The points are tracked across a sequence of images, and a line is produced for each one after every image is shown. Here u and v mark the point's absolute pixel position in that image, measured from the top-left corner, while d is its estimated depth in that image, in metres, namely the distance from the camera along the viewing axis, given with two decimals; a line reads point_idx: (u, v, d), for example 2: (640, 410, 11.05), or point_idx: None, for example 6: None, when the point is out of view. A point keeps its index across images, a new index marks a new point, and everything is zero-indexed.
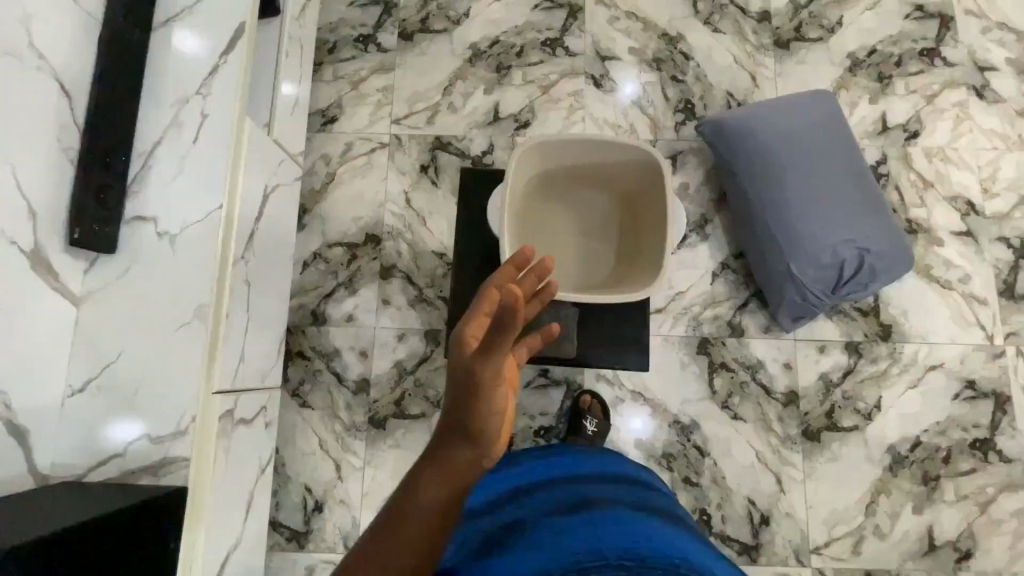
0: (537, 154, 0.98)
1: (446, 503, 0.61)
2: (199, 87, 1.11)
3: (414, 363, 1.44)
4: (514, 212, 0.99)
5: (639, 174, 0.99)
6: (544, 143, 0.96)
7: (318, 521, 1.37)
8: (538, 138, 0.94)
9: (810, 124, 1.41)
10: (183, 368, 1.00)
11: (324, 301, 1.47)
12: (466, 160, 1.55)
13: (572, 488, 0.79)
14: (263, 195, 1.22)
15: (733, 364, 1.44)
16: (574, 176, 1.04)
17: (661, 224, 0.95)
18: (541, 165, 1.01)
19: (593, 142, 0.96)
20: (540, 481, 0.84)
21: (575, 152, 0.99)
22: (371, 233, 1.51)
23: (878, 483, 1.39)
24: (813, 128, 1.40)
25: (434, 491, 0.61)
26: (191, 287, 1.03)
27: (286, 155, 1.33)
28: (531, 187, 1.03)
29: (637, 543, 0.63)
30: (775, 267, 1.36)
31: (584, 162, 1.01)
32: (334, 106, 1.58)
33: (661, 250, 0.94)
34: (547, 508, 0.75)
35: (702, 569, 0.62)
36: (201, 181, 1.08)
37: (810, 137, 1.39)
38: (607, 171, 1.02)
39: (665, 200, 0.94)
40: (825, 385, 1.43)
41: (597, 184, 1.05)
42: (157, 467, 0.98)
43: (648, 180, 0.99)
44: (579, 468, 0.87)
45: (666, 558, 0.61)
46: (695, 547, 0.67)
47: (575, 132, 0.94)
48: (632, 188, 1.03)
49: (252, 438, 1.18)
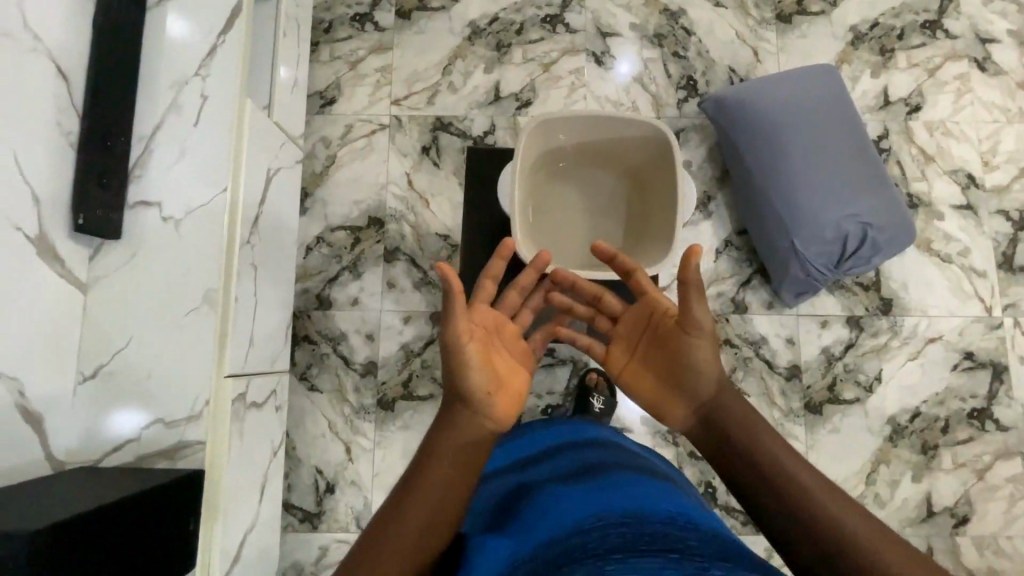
0: (545, 133, 0.97)
1: (460, 461, 0.64)
2: (198, 67, 1.09)
3: (420, 345, 1.45)
4: (523, 191, 0.99)
5: (647, 151, 0.99)
6: (553, 121, 0.95)
7: (330, 502, 1.39)
8: (546, 117, 0.93)
9: (814, 100, 1.40)
10: (196, 352, 1.01)
11: (329, 285, 1.47)
12: (468, 140, 1.53)
13: (574, 457, 0.81)
14: (267, 179, 1.21)
15: (737, 340, 1.46)
16: (582, 155, 1.03)
17: (670, 203, 0.95)
18: (550, 144, 1.00)
19: (603, 120, 0.95)
20: (544, 451, 0.86)
21: (580, 130, 0.98)
22: (373, 216, 1.50)
23: (879, 453, 1.42)
24: (817, 103, 1.40)
25: (448, 451, 0.64)
26: (200, 271, 1.03)
27: (287, 138, 1.31)
28: (539, 165, 1.03)
29: (637, 503, 0.64)
30: (779, 244, 1.36)
31: (592, 140, 1.00)
32: (332, 87, 1.55)
33: (669, 230, 0.95)
34: (549, 475, 0.76)
35: (702, 525, 0.63)
36: (205, 165, 1.07)
37: (813, 112, 1.39)
38: (615, 149, 1.01)
39: (674, 180, 0.94)
40: (827, 358, 1.45)
41: (606, 163, 1.04)
42: (173, 451, 0.98)
43: (656, 157, 0.98)
44: (580, 436, 0.89)
45: (665, 513, 0.63)
46: (695, 509, 0.68)
47: (584, 110, 0.93)
48: (641, 165, 1.02)
49: (264, 422, 1.19)
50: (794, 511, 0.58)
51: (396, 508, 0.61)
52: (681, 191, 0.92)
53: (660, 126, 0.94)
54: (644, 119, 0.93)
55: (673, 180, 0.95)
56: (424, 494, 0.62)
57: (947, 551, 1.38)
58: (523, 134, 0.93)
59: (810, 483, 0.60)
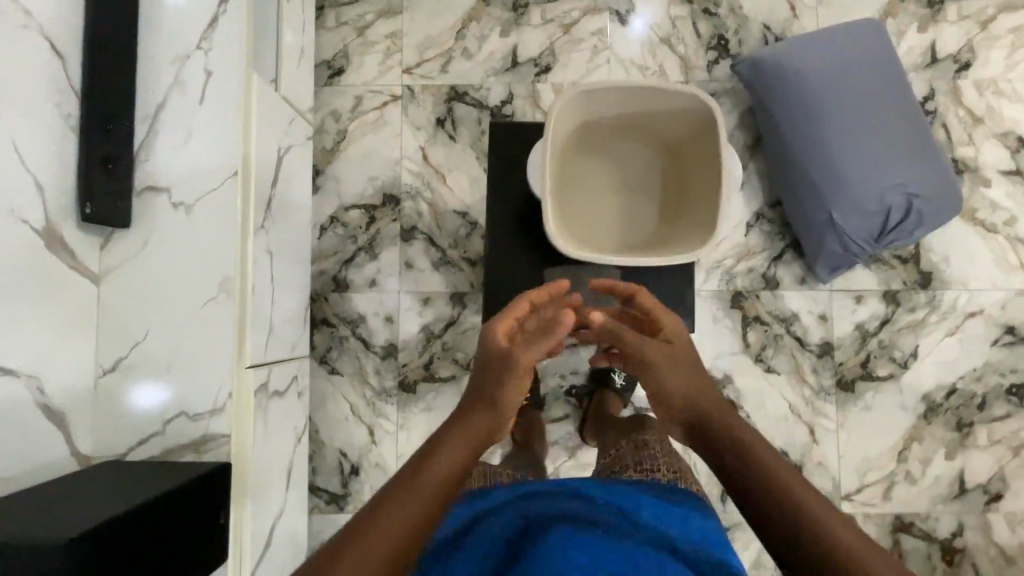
0: (577, 105, 0.90)
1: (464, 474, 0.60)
2: (200, 40, 1.02)
3: (441, 327, 1.41)
4: (553, 168, 0.91)
5: (687, 125, 0.92)
6: (588, 90, 0.88)
7: (355, 483, 1.39)
8: (581, 87, 0.86)
9: (859, 60, 1.30)
10: (216, 343, 0.98)
11: (345, 266, 1.43)
12: (484, 111, 1.45)
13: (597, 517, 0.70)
14: (279, 158, 1.15)
15: (767, 317, 1.41)
16: (614, 129, 0.96)
17: (713, 176, 0.89)
18: (581, 118, 0.93)
19: (641, 89, 0.88)
20: (566, 496, 0.76)
21: (615, 100, 0.91)
22: (388, 193, 1.44)
23: (912, 430, 1.39)
24: (862, 64, 1.30)
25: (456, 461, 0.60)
26: (215, 260, 0.99)
27: (297, 113, 1.24)
28: (569, 141, 0.96)
29: None
30: (816, 217, 1.29)
31: (627, 112, 0.93)
32: (340, 56, 1.47)
33: (712, 210, 0.88)
34: (566, 529, 0.67)
35: None
36: (212, 147, 1.01)
37: (857, 73, 1.29)
38: (651, 122, 0.95)
39: (717, 155, 0.88)
40: (861, 335, 1.40)
41: (639, 139, 0.98)
42: (198, 444, 0.97)
43: (696, 131, 0.92)
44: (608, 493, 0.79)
45: None
46: None
47: (623, 79, 0.87)
48: (679, 140, 0.95)
49: (287, 409, 1.17)
50: (760, 509, 0.55)
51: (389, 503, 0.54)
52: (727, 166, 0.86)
53: (702, 96, 0.88)
54: (686, 89, 0.87)
55: (715, 156, 0.88)
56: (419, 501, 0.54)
57: (978, 527, 1.37)
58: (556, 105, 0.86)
59: (806, 498, 0.54)
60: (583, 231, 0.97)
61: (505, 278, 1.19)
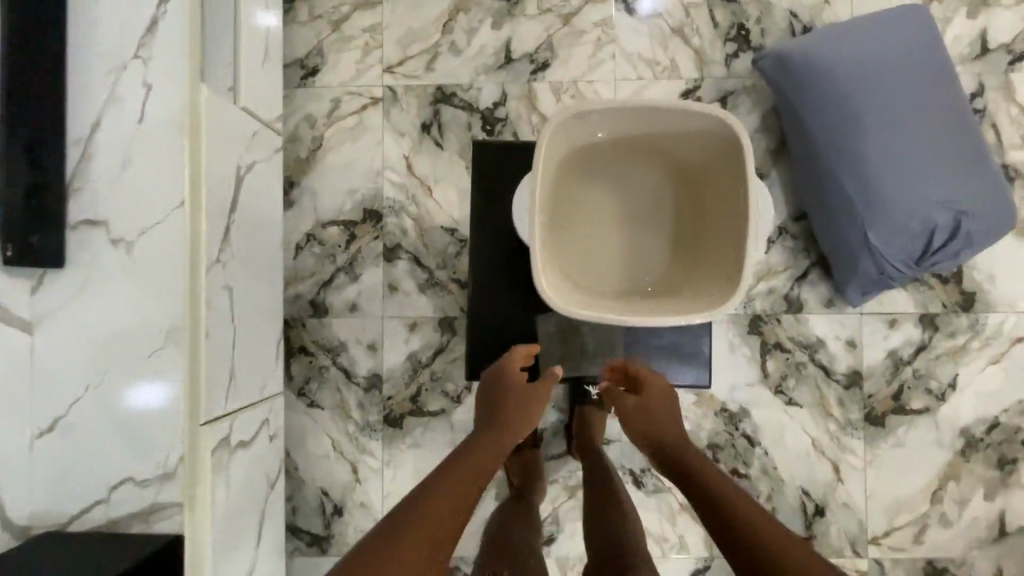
0: (574, 127, 0.79)
1: None
2: (138, 47, 0.88)
3: (429, 355, 1.29)
4: (545, 201, 0.79)
5: (704, 149, 0.80)
6: (587, 109, 0.76)
7: (339, 524, 1.29)
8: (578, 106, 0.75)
9: (902, 55, 1.13)
10: (168, 399, 0.87)
11: (323, 289, 1.30)
12: (474, 114, 1.30)
13: None
14: (238, 178, 1.02)
15: (790, 344, 1.27)
16: (618, 153, 0.84)
17: (738, 207, 0.77)
18: (579, 140, 0.82)
19: (650, 107, 0.77)
20: None
21: (617, 118, 0.79)
22: (369, 208, 1.31)
23: (947, 468, 1.26)
24: (905, 60, 1.13)
25: None
26: (163, 304, 0.87)
27: (261, 124, 1.10)
28: (565, 167, 0.84)
29: None
30: (848, 237, 1.14)
31: (633, 134, 0.82)
32: (313, 54, 1.31)
33: (738, 253, 0.77)
34: None
35: None
36: (156, 173, 0.88)
37: (902, 69, 1.12)
38: (661, 146, 0.83)
39: (742, 187, 0.76)
40: (894, 363, 1.26)
41: (648, 164, 0.85)
42: (148, 514, 0.87)
43: (716, 157, 0.80)
44: None
45: None
46: None
47: (628, 97, 0.75)
48: (694, 165, 0.83)
49: (256, 458, 1.06)
50: None
51: None
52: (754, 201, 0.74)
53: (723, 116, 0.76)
54: (703, 107, 0.75)
55: (740, 188, 0.77)
56: None
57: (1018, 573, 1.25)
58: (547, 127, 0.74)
59: None
60: (581, 272, 0.84)
61: (496, 311, 1.06)
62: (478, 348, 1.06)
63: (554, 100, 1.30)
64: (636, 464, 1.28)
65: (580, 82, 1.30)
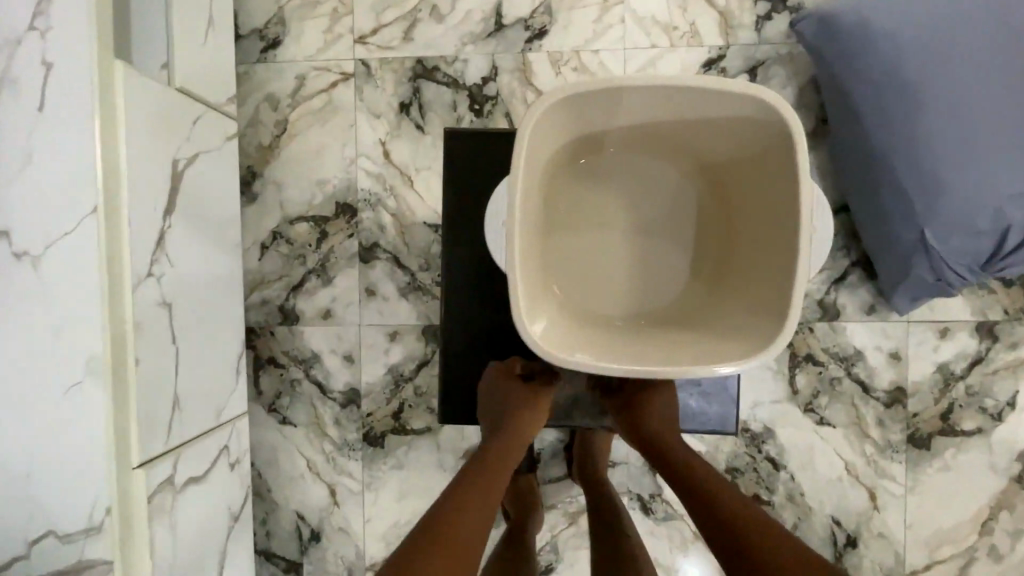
0: (574, 118, 0.65)
1: None
2: (34, 16, 0.72)
3: (412, 368, 1.15)
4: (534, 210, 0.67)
5: (740, 142, 0.65)
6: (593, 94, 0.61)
7: (316, 551, 1.18)
8: (576, 92, 0.60)
9: (992, 5, 0.89)
10: (88, 441, 0.74)
11: (293, 293, 1.16)
12: (460, 91, 1.12)
13: None
14: (175, 174, 0.86)
15: (823, 356, 1.11)
16: (634, 147, 0.71)
17: (777, 213, 0.64)
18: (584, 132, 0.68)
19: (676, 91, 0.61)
20: None
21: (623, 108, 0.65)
22: (342, 201, 1.15)
23: (1001, 496, 1.11)
24: (994, 11, 0.89)
25: None
26: (77, 330, 0.73)
27: (205, 108, 0.94)
28: (560, 164, 0.71)
29: None
30: (900, 236, 0.97)
31: (653, 124, 0.67)
32: (274, 23, 1.14)
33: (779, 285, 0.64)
34: None
35: None
36: (61, 173, 0.73)
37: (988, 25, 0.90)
38: (688, 139, 0.69)
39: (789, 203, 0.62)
40: (943, 378, 1.10)
41: (667, 161, 0.73)
42: (73, 572, 0.75)
43: (754, 152, 0.65)
44: None
45: None
46: None
47: (645, 77, 0.59)
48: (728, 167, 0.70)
49: (212, 492, 0.94)
50: None
51: None
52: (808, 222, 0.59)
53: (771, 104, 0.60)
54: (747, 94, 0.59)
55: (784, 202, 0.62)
56: None
57: None
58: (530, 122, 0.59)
59: None
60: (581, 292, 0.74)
61: (482, 328, 0.91)
62: (461, 370, 0.91)
63: (553, 73, 1.12)
64: (645, 489, 1.14)
65: (583, 51, 1.11)
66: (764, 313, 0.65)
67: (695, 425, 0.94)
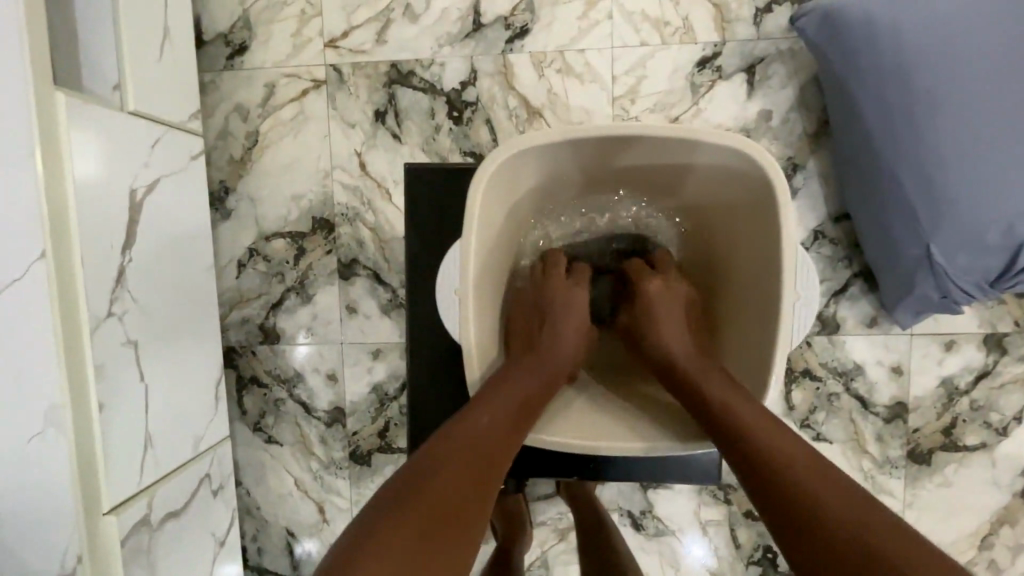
0: (573, 151, 0.78)
1: (467, 478, 0.56)
2: None
3: (396, 387, 1.12)
4: (507, 240, 0.85)
5: (738, 184, 0.75)
6: (565, 139, 0.73)
7: (307, 565, 1.18)
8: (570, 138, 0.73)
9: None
10: (56, 490, 0.73)
11: (273, 312, 1.13)
12: (437, 97, 1.06)
13: None
14: (134, 204, 0.82)
15: (821, 371, 1.07)
16: (617, 180, 0.87)
17: (755, 245, 0.75)
18: (571, 167, 0.83)
19: (649, 139, 0.73)
20: None
21: (619, 146, 0.76)
22: (318, 216, 1.10)
23: (1003, 512, 1.07)
24: (1016, 9, 0.81)
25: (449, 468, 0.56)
26: (35, 380, 0.71)
27: (165, 129, 0.89)
28: (571, 177, 0.86)
29: None
30: (904, 251, 0.91)
31: (633, 163, 0.81)
32: (239, 27, 1.07)
33: (764, 335, 0.73)
34: None
35: None
36: (5, 218, 0.69)
37: (1011, 22, 0.81)
38: (670, 176, 0.83)
39: (773, 259, 0.71)
40: (947, 393, 1.05)
41: (678, 180, 0.83)
42: None
43: (750, 196, 0.74)
44: None
45: None
46: None
47: (632, 128, 0.70)
48: (706, 202, 0.84)
49: (193, 522, 0.93)
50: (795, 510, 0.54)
51: (414, 489, 0.53)
52: (788, 281, 0.69)
53: (755, 156, 0.70)
54: (722, 143, 0.70)
55: (771, 258, 0.72)
56: (434, 487, 0.54)
57: None
58: (500, 164, 0.72)
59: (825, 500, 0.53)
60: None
61: (453, 374, 0.91)
62: (435, 420, 0.91)
63: (536, 75, 1.05)
64: (636, 505, 1.12)
65: (567, 52, 1.04)
66: (747, 341, 0.76)
67: (681, 472, 0.93)
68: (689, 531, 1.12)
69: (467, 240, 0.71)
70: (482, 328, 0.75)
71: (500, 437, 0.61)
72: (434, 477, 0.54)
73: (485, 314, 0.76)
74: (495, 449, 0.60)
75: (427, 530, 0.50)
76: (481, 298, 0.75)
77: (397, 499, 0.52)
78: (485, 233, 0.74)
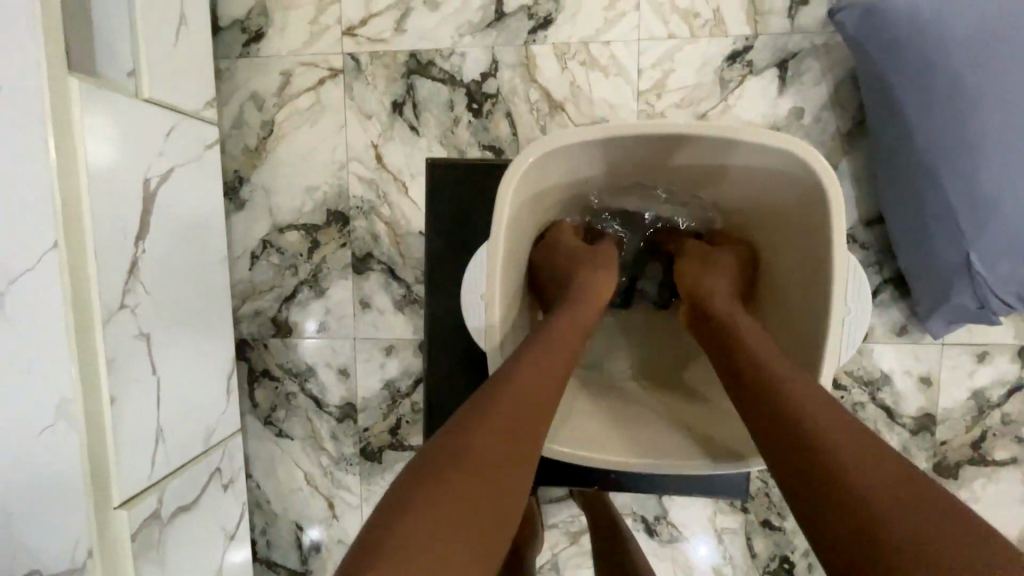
0: (610, 146, 0.73)
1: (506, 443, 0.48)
2: None
3: (409, 384, 1.10)
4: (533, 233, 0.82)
5: (788, 189, 0.71)
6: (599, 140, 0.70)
7: (316, 561, 1.17)
8: (607, 136, 0.69)
9: None
10: (67, 484, 0.72)
11: (285, 305, 1.11)
12: (457, 89, 1.03)
13: None
14: (148, 194, 0.80)
15: (847, 379, 1.03)
16: (654, 179, 0.84)
17: (804, 253, 0.72)
18: (607, 162, 0.79)
19: (690, 140, 0.69)
20: None
21: (661, 144, 0.72)
22: (333, 209, 1.08)
23: None
24: None
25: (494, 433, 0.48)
26: (47, 375, 0.70)
27: (180, 117, 0.87)
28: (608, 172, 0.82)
29: None
30: (942, 261, 0.87)
31: (674, 161, 0.77)
32: (256, 13, 1.05)
33: (807, 348, 0.70)
34: None
35: None
36: (20, 210, 0.68)
37: None
38: (708, 174, 0.79)
39: (821, 268, 0.68)
40: (978, 406, 1.02)
41: (724, 179, 0.79)
42: None
43: (801, 204, 0.70)
44: None
45: None
46: None
47: (676, 128, 0.66)
48: (750, 204, 0.81)
49: (203, 517, 0.93)
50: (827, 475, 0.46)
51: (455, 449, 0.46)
52: (837, 298, 0.65)
53: (807, 164, 0.65)
54: (775, 147, 0.66)
55: (818, 271, 0.69)
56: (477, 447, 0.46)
57: None
58: (532, 162, 0.68)
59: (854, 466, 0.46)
60: None
61: (467, 375, 0.89)
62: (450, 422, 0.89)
63: (559, 68, 1.01)
64: (650, 511, 1.10)
65: (592, 43, 1.00)
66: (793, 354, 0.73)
67: (702, 487, 0.90)
68: (702, 537, 1.10)
69: (494, 245, 0.67)
70: (505, 336, 0.71)
71: (546, 387, 0.56)
72: (483, 427, 0.48)
73: (513, 322, 0.74)
74: (543, 402, 0.55)
75: (486, 492, 0.44)
76: (507, 300, 0.72)
77: (440, 465, 0.44)
78: (513, 234, 0.71)
